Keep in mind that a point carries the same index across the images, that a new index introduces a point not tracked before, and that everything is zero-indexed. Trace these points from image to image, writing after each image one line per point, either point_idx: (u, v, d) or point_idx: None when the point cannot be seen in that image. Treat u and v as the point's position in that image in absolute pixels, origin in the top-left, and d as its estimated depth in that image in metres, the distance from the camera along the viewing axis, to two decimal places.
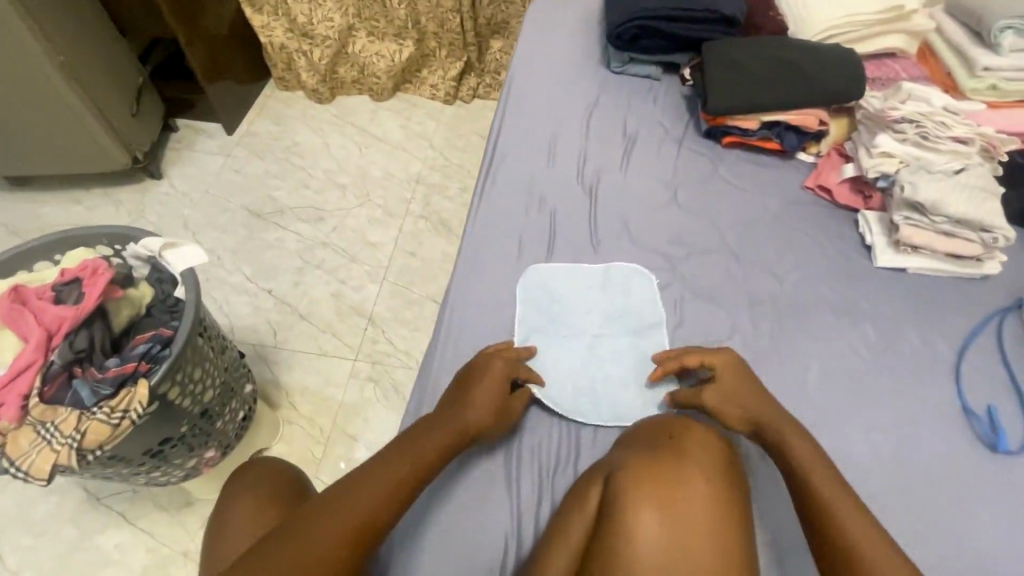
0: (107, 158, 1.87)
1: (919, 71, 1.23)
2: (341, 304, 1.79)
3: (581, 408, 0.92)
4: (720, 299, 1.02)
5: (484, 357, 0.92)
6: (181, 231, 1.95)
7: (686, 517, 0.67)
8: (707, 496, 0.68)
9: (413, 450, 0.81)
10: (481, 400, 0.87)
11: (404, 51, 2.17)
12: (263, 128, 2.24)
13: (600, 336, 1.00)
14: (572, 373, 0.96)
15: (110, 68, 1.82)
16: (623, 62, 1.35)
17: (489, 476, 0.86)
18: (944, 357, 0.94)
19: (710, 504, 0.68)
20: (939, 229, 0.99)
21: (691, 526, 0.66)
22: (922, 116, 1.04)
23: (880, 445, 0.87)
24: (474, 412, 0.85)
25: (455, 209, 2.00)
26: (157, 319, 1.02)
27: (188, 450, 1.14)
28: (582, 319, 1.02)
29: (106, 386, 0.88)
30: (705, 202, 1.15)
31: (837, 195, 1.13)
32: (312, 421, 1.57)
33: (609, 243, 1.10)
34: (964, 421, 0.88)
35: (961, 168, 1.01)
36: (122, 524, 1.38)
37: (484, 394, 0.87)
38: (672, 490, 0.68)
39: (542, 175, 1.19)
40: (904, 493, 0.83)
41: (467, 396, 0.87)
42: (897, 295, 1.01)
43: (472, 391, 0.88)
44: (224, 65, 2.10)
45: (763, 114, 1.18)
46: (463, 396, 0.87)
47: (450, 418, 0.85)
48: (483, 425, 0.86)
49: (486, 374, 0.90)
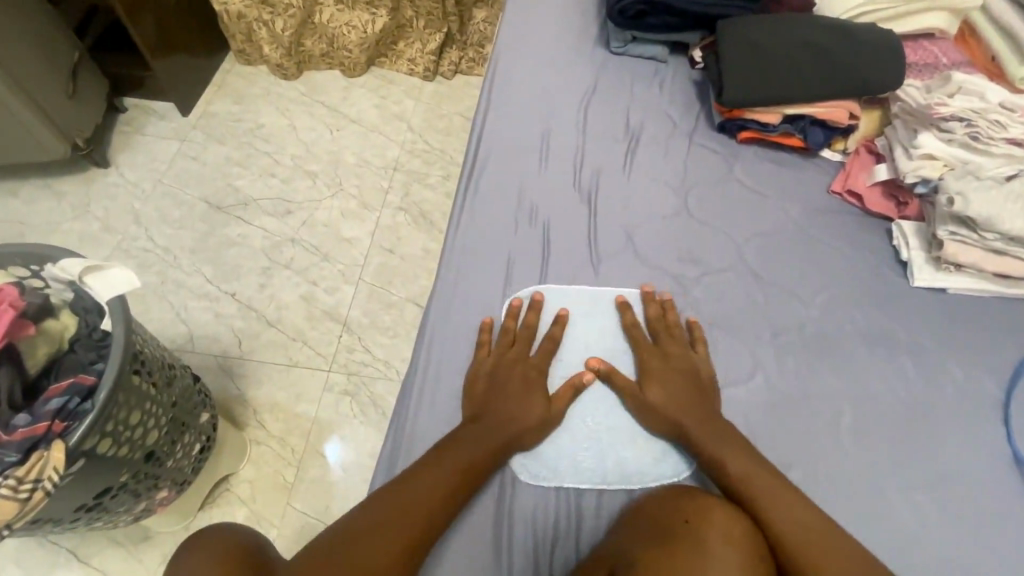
0: (42, 146, 1.65)
1: (959, 55, 1.09)
2: (313, 308, 1.63)
3: (579, 466, 0.80)
4: (739, 328, 0.90)
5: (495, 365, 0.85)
6: (132, 227, 1.76)
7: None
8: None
9: (438, 476, 0.75)
10: (509, 404, 0.81)
11: (377, 22, 1.95)
12: (222, 108, 2.01)
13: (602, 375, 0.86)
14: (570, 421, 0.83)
15: (38, 43, 1.58)
16: (624, 41, 1.18)
17: (478, 552, 0.75)
18: (990, 396, 0.85)
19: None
20: (988, 246, 0.88)
21: None
22: (974, 113, 0.90)
23: (921, 501, 0.78)
24: (504, 421, 0.80)
25: (437, 199, 1.83)
26: (80, 359, 0.86)
27: (134, 497, 1.00)
28: (580, 355, 0.88)
29: (11, 452, 0.73)
30: (720, 211, 1.01)
31: (867, 201, 1.01)
32: (283, 441, 1.44)
33: (611, 261, 0.96)
34: (1015, 472, 0.80)
35: (1015, 174, 0.88)
36: (73, 562, 1.25)
37: (513, 397, 0.82)
38: None
39: (534, 178, 1.03)
40: (950, 558, 0.74)
41: (490, 407, 0.82)
42: (936, 323, 0.90)
43: (496, 398, 0.82)
44: (174, 37, 1.87)
45: (786, 107, 1.03)
46: (485, 405, 0.82)
47: (479, 431, 0.79)
48: (516, 434, 0.79)
49: (510, 374, 0.84)
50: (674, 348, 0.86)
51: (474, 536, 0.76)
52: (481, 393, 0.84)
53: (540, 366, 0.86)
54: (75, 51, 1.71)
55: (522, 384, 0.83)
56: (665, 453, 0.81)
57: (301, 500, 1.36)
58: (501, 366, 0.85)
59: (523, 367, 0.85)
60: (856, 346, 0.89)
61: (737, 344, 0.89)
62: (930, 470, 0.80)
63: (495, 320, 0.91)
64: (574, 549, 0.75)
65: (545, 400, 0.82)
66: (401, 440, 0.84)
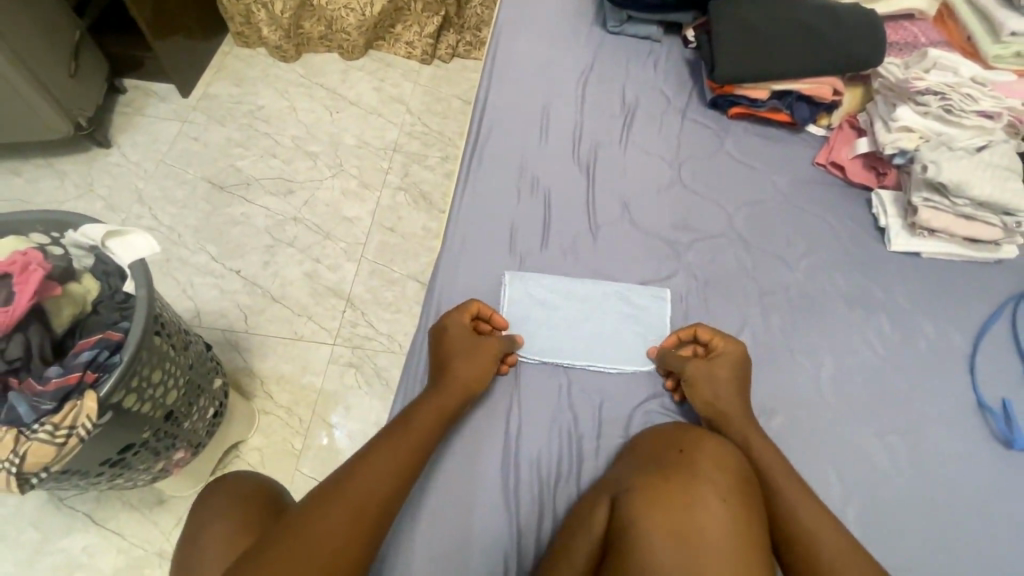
0: (45, 125, 1.67)
1: (937, 35, 1.15)
2: (317, 285, 1.67)
3: (571, 351, 0.90)
4: (729, 290, 0.96)
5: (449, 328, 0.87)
6: (136, 206, 1.79)
7: (699, 544, 0.63)
8: (722, 518, 0.64)
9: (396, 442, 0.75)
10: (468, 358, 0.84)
11: (375, 4, 1.97)
12: (222, 89, 2.03)
13: (601, 284, 0.95)
14: (574, 320, 0.93)
15: (42, 22, 1.60)
16: (620, 21, 1.23)
17: (483, 489, 0.80)
18: (959, 350, 0.92)
19: (733, 523, 0.64)
20: (959, 212, 0.95)
21: (705, 554, 0.62)
22: (948, 87, 0.97)
23: (896, 446, 0.84)
24: (470, 374, 0.83)
25: (436, 180, 1.87)
26: (105, 318, 0.90)
27: (153, 455, 1.05)
28: (585, 301, 0.94)
29: (46, 401, 0.78)
30: (711, 181, 1.07)
31: (849, 172, 1.07)
32: (290, 411, 1.48)
33: (608, 229, 1.01)
34: (980, 417, 0.87)
35: (984, 145, 0.95)
36: (89, 526, 1.30)
37: (461, 358, 0.84)
38: (685, 513, 0.64)
39: (534, 152, 1.08)
40: (920, 495, 0.81)
41: (446, 356, 0.84)
42: (911, 284, 0.97)
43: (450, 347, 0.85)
44: (174, 18, 1.88)
45: (774, 83, 1.09)
46: (446, 360, 0.84)
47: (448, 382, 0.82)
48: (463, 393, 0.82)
49: (465, 338, 0.86)
50: (721, 362, 0.84)
51: (477, 468, 0.81)
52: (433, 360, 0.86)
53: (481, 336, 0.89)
54: (76, 31, 1.72)
55: (471, 350, 0.85)
56: (658, 399, 0.88)
57: (308, 465, 1.41)
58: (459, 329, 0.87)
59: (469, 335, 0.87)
60: (836, 305, 0.95)
61: (727, 304, 0.95)
62: (903, 416, 0.87)
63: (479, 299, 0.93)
64: (576, 487, 0.80)
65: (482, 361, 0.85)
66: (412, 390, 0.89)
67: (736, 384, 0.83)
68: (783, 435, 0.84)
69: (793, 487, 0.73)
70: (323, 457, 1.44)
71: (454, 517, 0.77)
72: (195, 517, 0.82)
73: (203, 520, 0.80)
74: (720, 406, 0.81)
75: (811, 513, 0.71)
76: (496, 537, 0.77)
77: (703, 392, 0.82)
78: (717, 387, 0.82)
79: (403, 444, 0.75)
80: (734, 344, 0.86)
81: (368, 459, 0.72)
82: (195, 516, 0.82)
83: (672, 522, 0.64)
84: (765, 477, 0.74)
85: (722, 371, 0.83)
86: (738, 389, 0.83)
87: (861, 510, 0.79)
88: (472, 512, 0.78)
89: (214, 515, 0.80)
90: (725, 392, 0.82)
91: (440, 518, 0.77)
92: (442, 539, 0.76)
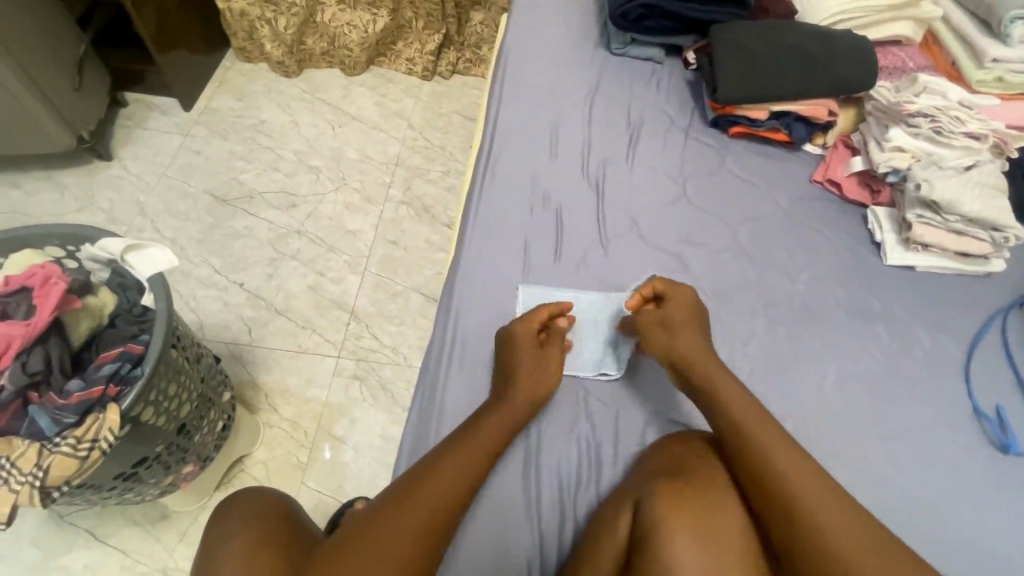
0: (48, 138, 1.67)
1: (923, 60, 1.22)
2: (320, 297, 1.68)
3: (583, 359, 0.93)
4: (735, 301, 1.00)
5: (517, 346, 0.88)
6: (138, 219, 1.78)
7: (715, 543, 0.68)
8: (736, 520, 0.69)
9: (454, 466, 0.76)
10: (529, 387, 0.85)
11: (378, 22, 2.01)
12: (224, 103, 2.05)
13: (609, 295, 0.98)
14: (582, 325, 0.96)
15: (47, 36, 1.61)
16: (623, 43, 1.28)
17: (533, 483, 0.82)
18: (954, 358, 0.96)
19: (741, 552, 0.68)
20: (951, 227, 1.00)
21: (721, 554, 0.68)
22: (937, 110, 1.03)
23: (899, 453, 0.87)
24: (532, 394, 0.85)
25: (438, 194, 1.89)
26: (123, 331, 0.91)
27: (164, 468, 1.04)
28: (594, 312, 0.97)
29: (68, 414, 0.79)
30: (715, 197, 1.11)
31: (845, 189, 1.12)
32: (294, 424, 1.48)
33: (619, 241, 1.05)
34: (976, 424, 0.91)
35: (971, 165, 1.01)
36: (91, 542, 1.28)
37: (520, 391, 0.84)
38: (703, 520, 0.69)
39: (546, 167, 1.12)
40: (924, 500, 0.84)
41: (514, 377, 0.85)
42: (906, 295, 1.02)
43: (516, 366, 0.86)
44: (177, 32, 1.89)
45: (772, 104, 1.14)
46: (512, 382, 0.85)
47: (498, 407, 0.83)
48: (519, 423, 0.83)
49: (532, 365, 0.86)
50: (675, 311, 0.88)
51: (502, 481, 0.82)
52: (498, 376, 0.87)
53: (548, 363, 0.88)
54: (81, 45, 1.73)
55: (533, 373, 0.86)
56: (670, 408, 0.90)
57: (314, 479, 1.41)
58: (532, 355, 0.87)
59: (535, 357, 0.88)
60: (837, 315, 0.99)
61: (733, 315, 0.98)
62: (905, 423, 0.90)
63: (491, 296, 0.98)
64: (596, 494, 0.82)
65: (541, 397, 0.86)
66: (430, 400, 0.91)
67: (694, 326, 0.88)
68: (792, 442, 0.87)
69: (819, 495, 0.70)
70: (330, 473, 1.42)
71: (490, 519, 0.80)
72: (214, 535, 0.78)
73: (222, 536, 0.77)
74: (681, 350, 0.85)
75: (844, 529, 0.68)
76: (519, 543, 0.78)
77: (656, 337, 0.87)
78: (671, 331, 0.87)
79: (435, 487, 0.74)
80: (684, 290, 0.91)
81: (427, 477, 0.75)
82: (210, 532, 0.80)
83: (693, 526, 0.69)
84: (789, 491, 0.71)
85: (676, 313, 0.88)
86: (697, 331, 0.87)
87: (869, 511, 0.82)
88: (509, 519, 0.80)
89: (235, 529, 0.77)
90: (683, 332, 0.86)
91: (474, 534, 0.78)
92: (474, 548, 0.77)
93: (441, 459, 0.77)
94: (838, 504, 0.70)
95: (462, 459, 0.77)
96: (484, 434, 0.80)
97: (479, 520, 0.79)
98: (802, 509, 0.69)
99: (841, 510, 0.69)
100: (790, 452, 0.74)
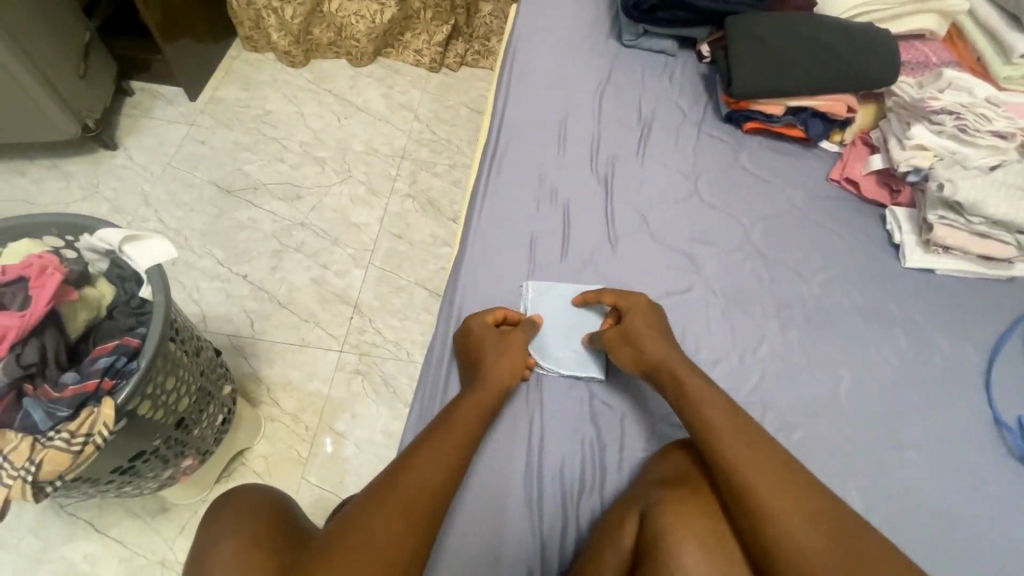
0: (52, 126, 1.65)
1: (947, 55, 1.17)
2: (324, 291, 1.66)
3: (589, 359, 0.91)
4: (748, 302, 0.97)
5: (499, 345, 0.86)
6: (142, 209, 1.77)
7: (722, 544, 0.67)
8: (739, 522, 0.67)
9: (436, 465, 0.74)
10: (500, 385, 0.83)
11: (386, 12, 1.98)
12: (230, 93, 2.03)
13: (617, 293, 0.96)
14: (588, 324, 0.94)
15: (52, 22, 1.59)
16: (636, 35, 1.24)
17: (534, 487, 0.80)
18: (974, 365, 0.93)
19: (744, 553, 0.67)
20: (974, 229, 0.96)
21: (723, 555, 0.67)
22: (962, 107, 0.99)
23: (916, 463, 0.84)
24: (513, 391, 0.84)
25: (444, 187, 1.87)
26: (119, 324, 0.89)
27: (162, 462, 1.03)
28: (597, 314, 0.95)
29: (62, 408, 0.78)
30: (727, 194, 1.08)
31: (863, 188, 1.08)
32: (296, 418, 1.47)
33: (628, 238, 1.02)
34: (996, 433, 0.87)
35: (997, 164, 0.97)
36: (91, 533, 1.27)
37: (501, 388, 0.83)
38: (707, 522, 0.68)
39: (553, 162, 1.09)
40: (942, 512, 0.80)
41: (481, 375, 0.83)
42: (925, 298, 0.98)
43: (482, 363, 0.84)
44: (183, 21, 1.87)
45: (789, 99, 1.10)
46: (479, 380, 0.83)
47: (471, 401, 0.80)
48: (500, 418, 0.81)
49: (507, 359, 0.85)
50: (634, 317, 0.87)
51: (500, 485, 0.80)
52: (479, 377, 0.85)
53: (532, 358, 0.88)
54: (86, 32, 1.71)
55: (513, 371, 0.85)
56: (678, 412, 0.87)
57: (314, 473, 1.39)
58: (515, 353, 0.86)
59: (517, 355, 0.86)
60: (853, 319, 0.96)
61: (746, 317, 0.95)
62: (921, 431, 0.87)
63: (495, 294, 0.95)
64: (599, 500, 0.80)
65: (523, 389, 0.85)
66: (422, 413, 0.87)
67: (653, 328, 0.86)
68: (805, 449, 0.84)
69: (785, 487, 0.68)
70: (330, 469, 1.41)
71: (487, 525, 0.77)
72: (202, 539, 0.77)
73: (212, 538, 0.75)
74: (648, 358, 0.83)
75: (818, 521, 0.65)
76: (518, 549, 0.76)
77: (620, 350, 0.85)
78: (625, 339, 0.85)
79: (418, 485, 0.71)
80: (638, 296, 0.90)
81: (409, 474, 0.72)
82: (202, 531, 0.78)
83: (699, 526, 0.68)
84: (749, 490, 0.67)
85: (635, 320, 0.86)
86: (657, 337, 0.85)
87: (884, 521, 0.79)
88: (498, 520, 0.78)
89: (225, 529, 0.76)
90: (642, 336, 0.85)
91: (462, 536, 0.76)
92: (468, 552, 0.75)
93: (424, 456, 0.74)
94: (801, 496, 0.67)
95: (435, 460, 0.74)
96: (455, 432, 0.77)
97: (475, 525, 0.77)
98: (763, 506, 0.66)
99: (809, 503, 0.67)
100: (752, 444, 0.71)
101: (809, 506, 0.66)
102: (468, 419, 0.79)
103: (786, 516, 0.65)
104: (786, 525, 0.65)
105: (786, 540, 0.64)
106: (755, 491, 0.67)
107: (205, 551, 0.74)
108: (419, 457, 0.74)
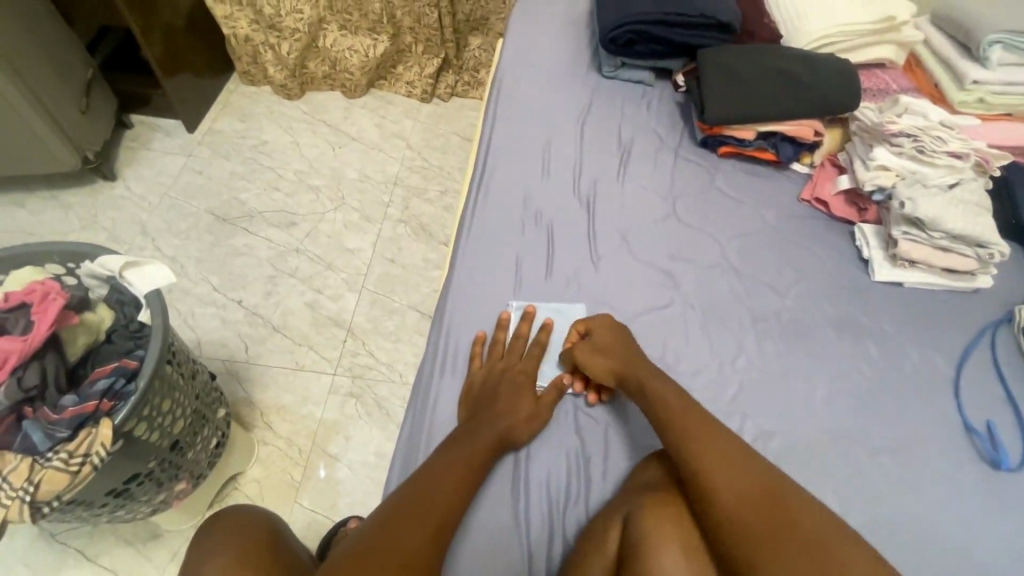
0: (53, 159, 1.70)
1: (907, 82, 1.25)
2: (318, 315, 1.69)
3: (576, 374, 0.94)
4: (723, 316, 1.01)
5: (496, 371, 0.91)
6: (139, 238, 1.81)
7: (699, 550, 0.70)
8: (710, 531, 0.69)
9: (447, 470, 0.78)
10: (497, 414, 0.85)
11: (379, 47, 2.07)
12: (227, 125, 2.09)
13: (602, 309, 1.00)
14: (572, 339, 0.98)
15: (57, 61, 1.66)
16: (614, 67, 1.31)
17: (523, 499, 0.82)
18: (943, 373, 0.96)
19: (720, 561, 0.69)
20: (937, 244, 1.02)
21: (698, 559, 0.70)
22: (919, 130, 1.05)
23: (890, 467, 0.87)
24: (522, 403, 0.87)
25: (436, 213, 1.91)
26: (119, 347, 0.92)
27: (156, 486, 1.04)
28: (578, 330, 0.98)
29: (62, 428, 0.80)
30: (703, 213, 1.13)
31: (833, 207, 1.14)
32: (290, 442, 1.47)
33: (609, 256, 1.06)
34: (967, 439, 0.90)
35: (955, 183, 1.03)
36: (82, 562, 1.27)
37: (505, 398, 0.87)
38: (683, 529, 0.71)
39: (537, 185, 1.14)
40: (914, 516, 0.83)
41: (483, 393, 0.88)
42: (894, 309, 1.03)
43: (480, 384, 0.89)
44: (182, 57, 1.95)
45: (760, 125, 1.16)
46: (480, 398, 0.88)
47: (480, 415, 0.85)
48: (512, 425, 0.84)
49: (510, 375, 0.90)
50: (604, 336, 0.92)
51: (497, 496, 0.82)
52: (476, 394, 0.89)
53: (526, 370, 0.93)
54: (89, 69, 1.78)
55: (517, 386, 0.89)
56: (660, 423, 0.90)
57: (308, 498, 1.39)
58: (513, 368, 0.91)
59: (512, 371, 0.91)
60: (827, 331, 1.00)
61: (723, 330, 0.99)
62: (894, 438, 0.90)
63: (486, 312, 0.99)
64: (584, 510, 0.82)
65: (533, 399, 0.89)
66: (418, 436, 0.89)
67: (623, 343, 0.91)
68: (782, 456, 0.87)
69: (758, 496, 0.69)
70: (322, 492, 1.41)
71: (491, 537, 0.79)
72: (194, 557, 0.78)
73: (202, 556, 0.77)
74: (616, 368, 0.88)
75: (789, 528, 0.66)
76: (512, 564, 0.77)
77: (595, 361, 0.89)
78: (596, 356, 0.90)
79: (433, 494, 0.75)
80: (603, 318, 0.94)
81: (423, 481, 0.76)
82: (193, 552, 0.79)
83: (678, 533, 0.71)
84: (715, 499, 0.69)
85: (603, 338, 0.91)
86: (626, 351, 0.89)
87: (860, 525, 0.81)
88: (501, 529, 0.80)
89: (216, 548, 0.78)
90: (613, 352, 0.89)
91: (472, 544, 0.78)
92: (477, 561, 0.77)
93: (438, 465, 0.78)
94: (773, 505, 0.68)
95: (437, 488, 0.76)
96: (469, 445, 0.81)
97: (479, 536, 0.79)
98: (732, 514, 0.68)
99: (779, 513, 0.67)
100: (726, 454, 0.73)
101: (779, 514, 0.67)
102: (478, 431, 0.83)
103: (754, 525, 0.67)
104: (758, 535, 0.66)
105: (758, 548, 0.65)
106: (722, 496, 0.69)
107: (196, 566, 0.76)
108: (431, 470, 0.78)
